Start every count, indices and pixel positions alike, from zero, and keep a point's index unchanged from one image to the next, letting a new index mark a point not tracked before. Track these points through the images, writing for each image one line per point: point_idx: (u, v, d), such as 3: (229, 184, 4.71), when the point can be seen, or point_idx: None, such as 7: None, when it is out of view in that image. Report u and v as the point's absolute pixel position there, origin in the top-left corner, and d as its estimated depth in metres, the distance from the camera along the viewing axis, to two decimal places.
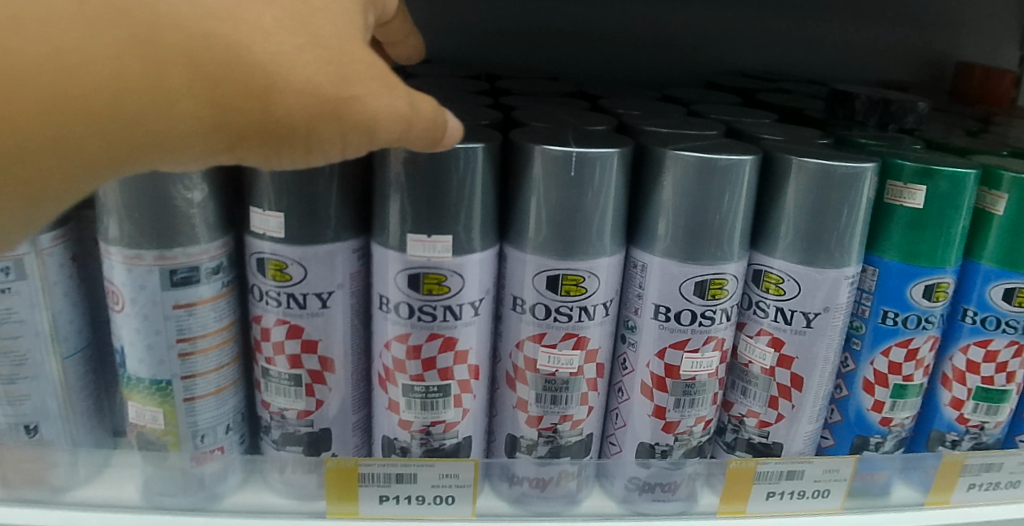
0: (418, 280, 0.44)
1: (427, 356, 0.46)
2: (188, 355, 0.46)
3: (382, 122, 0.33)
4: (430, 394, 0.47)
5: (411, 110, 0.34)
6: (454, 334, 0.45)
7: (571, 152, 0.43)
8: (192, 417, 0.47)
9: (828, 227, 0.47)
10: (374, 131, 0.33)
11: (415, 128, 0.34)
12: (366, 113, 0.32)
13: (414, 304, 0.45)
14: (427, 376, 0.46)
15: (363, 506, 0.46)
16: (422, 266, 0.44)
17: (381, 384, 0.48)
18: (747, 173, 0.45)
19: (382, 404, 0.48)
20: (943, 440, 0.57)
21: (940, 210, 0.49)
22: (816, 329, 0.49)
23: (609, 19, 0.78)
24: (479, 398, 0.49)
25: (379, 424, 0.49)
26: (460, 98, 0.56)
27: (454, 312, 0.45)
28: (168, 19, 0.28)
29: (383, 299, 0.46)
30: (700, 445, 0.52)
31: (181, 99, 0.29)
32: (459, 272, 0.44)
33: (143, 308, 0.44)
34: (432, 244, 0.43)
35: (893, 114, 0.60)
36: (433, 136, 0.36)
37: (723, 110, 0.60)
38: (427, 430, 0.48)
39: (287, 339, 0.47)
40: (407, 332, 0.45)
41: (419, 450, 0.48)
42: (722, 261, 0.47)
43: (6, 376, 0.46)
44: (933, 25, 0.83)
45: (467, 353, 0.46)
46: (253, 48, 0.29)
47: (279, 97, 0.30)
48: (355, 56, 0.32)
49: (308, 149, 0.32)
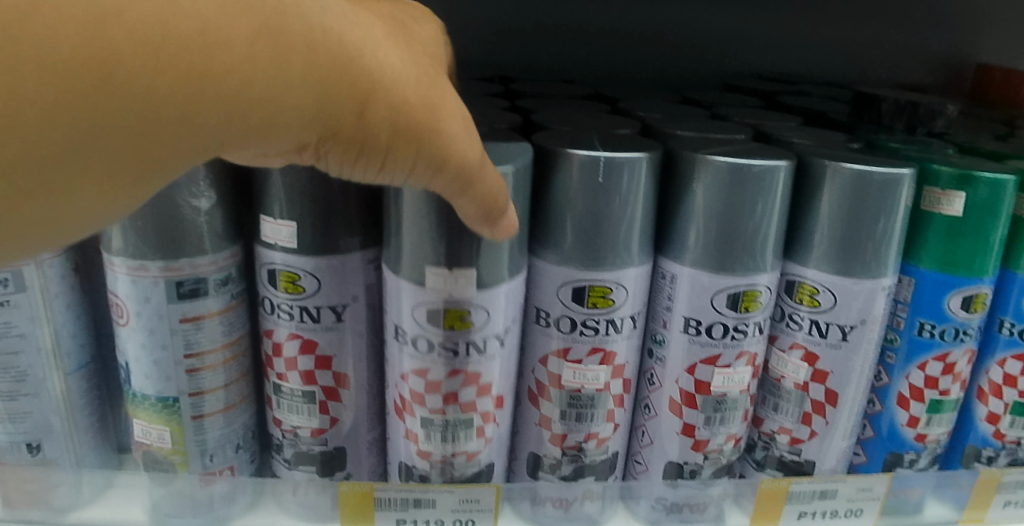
0: (438, 316, 0.41)
1: (446, 392, 0.43)
2: (197, 371, 0.43)
3: (451, 166, 0.32)
4: (450, 426, 0.44)
5: (482, 166, 0.33)
6: (476, 369, 0.43)
7: (599, 157, 0.41)
8: (201, 435, 0.45)
9: (866, 235, 0.45)
10: (439, 171, 0.33)
11: (483, 189, 0.34)
12: (439, 150, 0.32)
13: (435, 340, 0.42)
14: (447, 409, 0.44)
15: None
16: (443, 304, 0.41)
17: (398, 413, 0.45)
18: (783, 178, 0.43)
19: (399, 432, 0.46)
20: (978, 456, 0.55)
21: (980, 217, 0.47)
22: (852, 342, 0.47)
23: (625, 19, 0.76)
24: (502, 426, 0.46)
25: (394, 449, 0.47)
26: (477, 101, 0.54)
27: (478, 347, 0.42)
28: (301, 6, 0.27)
29: (399, 330, 0.43)
30: (730, 464, 0.50)
31: (295, 88, 0.28)
32: (485, 310, 0.41)
33: (149, 322, 0.42)
34: (454, 278, 0.40)
35: (921, 118, 0.57)
36: (497, 203, 0.35)
37: (747, 113, 0.58)
38: (447, 461, 0.45)
39: (300, 355, 0.45)
40: (425, 367, 0.43)
41: (438, 479, 0.46)
42: (755, 272, 0.44)
43: (7, 392, 0.45)
44: (954, 26, 0.81)
45: (490, 386, 0.44)
46: (364, 59, 0.29)
47: (380, 111, 0.29)
48: (444, 92, 0.32)
49: (376, 162, 0.31)
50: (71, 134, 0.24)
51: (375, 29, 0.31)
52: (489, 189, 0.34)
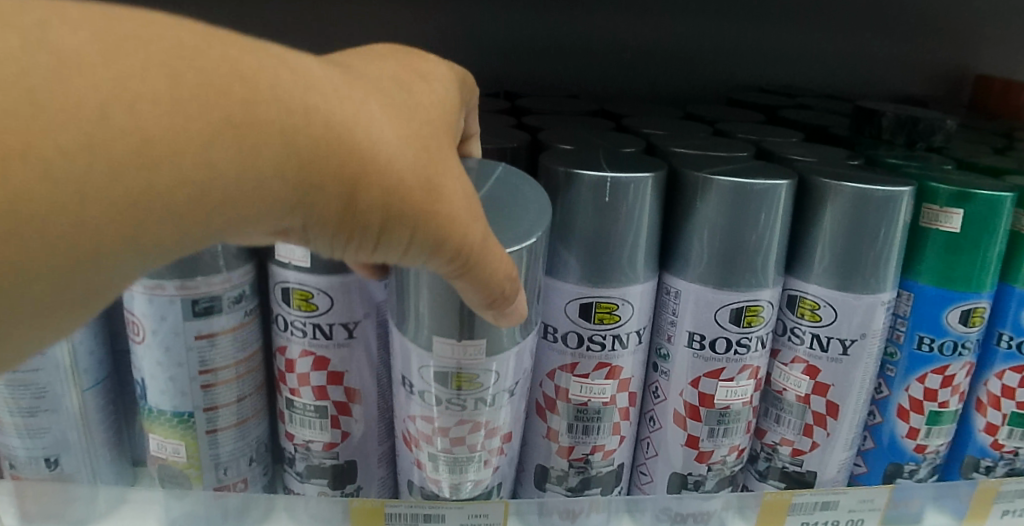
0: (445, 378, 0.41)
1: (450, 436, 0.43)
2: (211, 386, 0.44)
3: (447, 249, 0.31)
4: (459, 460, 0.44)
5: (483, 248, 0.32)
6: (485, 417, 0.42)
7: (606, 178, 0.42)
8: (215, 449, 0.46)
9: (865, 252, 0.46)
10: (435, 254, 0.31)
11: (484, 274, 0.33)
12: (433, 235, 0.30)
13: (442, 395, 0.41)
14: (451, 450, 0.43)
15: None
16: (451, 369, 0.40)
17: (407, 444, 0.45)
18: (784, 196, 0.44)
19: (408, 460, 0.46)
20: (977, 466, 0.56)
21: (978, 234, 0.48)
22: (852, 356, 0.48)
23: (628, 33, 0.77)
24: (510, 454, 0.47)
25: (403, 469, 0.47)
26: (485, 119, 0.55)
27: (487, 401, 0.42)
28: (284, 85, 0.26)
29: (406, 381, 0.42)
30: (732, 475, 0.51)
31: (276, 178, 0.26)
32: (495, 367, 0.41)
33: (165, 339, 0.43)
34: (464, 347, 0.39)
35: (921, 133, 0.59)
36: (501, 285, 0.34)
37: (749, 129, 0.59)
38: (455, 486, 0.45)
39: (313, 371, 0.46)
40: (433, 416, 0.42)
41: (446, 495, 0.45)
42: (757, 288, 0.45)
43: (27, 408, 0.46)
44: (954, 35, 0.82)
45: (499, 429, 0.44)
46: (354, 140, 0.27)
47: (372, 194, 0.28)
48: (443, 166, 0.30)
49: (367, 242, 0.30)
50: (35, 314, 0.24)
51: (371, 102, 0.29)
52: (491, 273, 0.33)
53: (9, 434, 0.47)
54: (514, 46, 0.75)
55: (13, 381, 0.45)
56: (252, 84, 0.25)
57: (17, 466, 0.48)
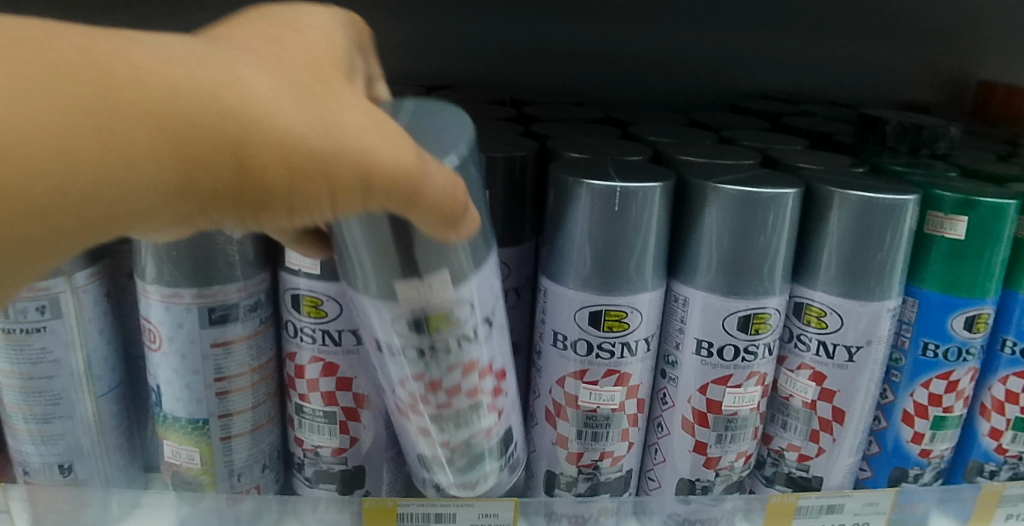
0: (419, 325, 0.36)
1: (445, 386, 0.39)
2: (225, 393, 0.45)
3: (377, 192, 0.28)
4: (462, 414, 0.40)
5: (416, 177, 0.28)
6: (473, 357, 0.39)
7: (615, 187, 0.43)
8: (228, 456, 0.47)
9: (871, 261, 0.46)
10: (367, 201, 0.29)
11: (427, 206, 0.29)
12: (350, 179, 0.28)
13: (425, 344, 0.37)
14: (450, 401, 0.39)
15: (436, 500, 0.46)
16: (424, 308, 0.36)
17: (403, 415, 0.41)
18: (791, 205, 0.45)
19: (410, 432, 0.42)
20: (981, 470, 0.56)
21: (982, 240, 0.48)
22: (858, 363, 0.49)
23: (633, 40, 0.77)
24: (508, 392, 0.43)
25: (404, 437, 0.43)
26: (493, 126, 0.55)
27: (469, 338, 0.38)
28: (134, 63, 0.25)
29: (380, 343, 0.38)
30: (740, 480, 0.52)
31: (152, 161, 0.25)
32: (467, 297, 0.37)
33: (181, 347, 0.44)
34: (427, 285, 0.35)
35: (925, 140, 0.59)
36: (454, 212, 0.31)
37: (753, 136, 0.60)
38: (467, 444, 0.41)
39: (323, 377, 0.46)
40: (421, 372, 0.38)
41: (462, 462, 0.42)
42: (764, 296, 0.46)
43: (41, 414, 0.47)
44: (956, 42, 0.82)
45: (488, 366, 0.40)
46: (221, 96, 0.26)
47: (266, 149, 0.26)
48: (339, 103, 0.28)
49: (296, 216, 0.29)
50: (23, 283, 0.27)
51: (238, 61, 0.27)
52: (435, 201, 0.29)
53: (23, 441, 0.48)
54: (520, 53, 0.76)
55: (27, 388, 0.46)
56: (100, 68, 0.24)
57: (30, 472, 0.49)
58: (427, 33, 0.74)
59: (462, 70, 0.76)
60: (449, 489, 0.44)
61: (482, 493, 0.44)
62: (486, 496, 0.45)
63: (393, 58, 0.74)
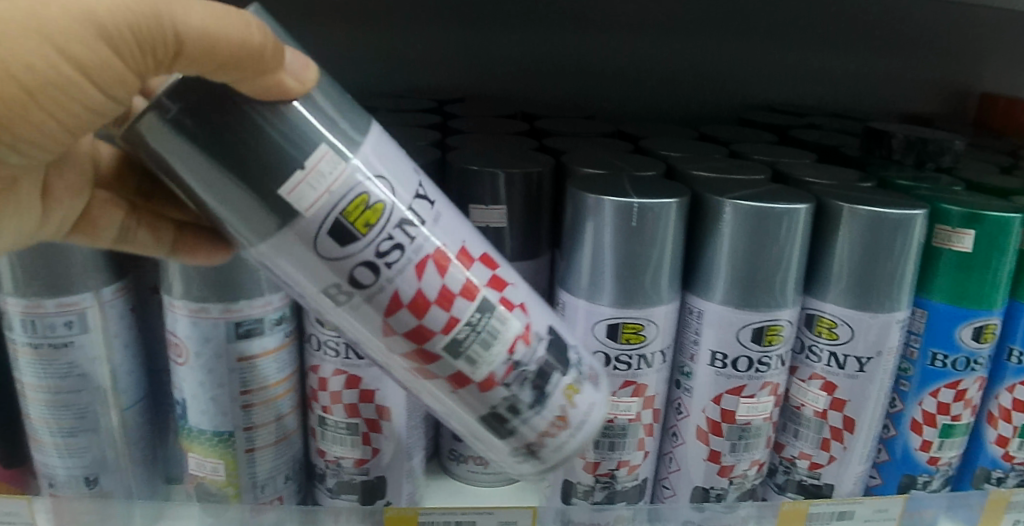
0: (345, 228, 0.33)
1: (431, 298, 0.35)
2: (251, 406, 0.46)
3: (135, 53, 0.29)
4: (477, 322, 0.36)
5: (166, 22, 0.29)
6: (432, 248, 0.35)
7: (633, 203, 0.44)
8: (253, 467, 0.48)
9: (880, 274, 0.47)
10: (129, 66, 0.29)
11: (197, 53, 0.29)
12: (87, 45, 0.28)
13: (376, 251, 0.33)
14: (453, 313, 0.35)
15: (529, 479, 0.41)
16: (339, 199, 0.32)
17: (424, 375, 0.37)
18: (803, 220, 0.46)
19: (447, 393, 0.37)
20: (989, 477, 0.57)
21: (988, 253, 0.49)
22: (869, 373, 0.50)
23: (641, 54, 0.79)
24: (521, 288, 0.38)
25: (455, 416, 0.38)
26: (508, 141, 0.56)
27: (411, 220, 0.34)
28: None
29: (334, 291, 0.34)
30: (753, 488, 0.53)
31: None
32: (375, 173, 0.33)
33: (208, 361, 0.45)
34: (315, 172, 0.32)
35: (931, 153, 0.60)
36: (259, 58, 0.30)
37: (763, 150, 0.61)
38: (515, 363, 0.37)
39: (345, 389, 0.48)
40: (393, 292, 0.34)
41: (529, 392, 0.37)
42: (777, 308, 0.47)
43: (67, 428, 0.47)
44: (958, 55, 0.84)
45: (462, 250, 0.36)
46: None
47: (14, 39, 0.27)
48: None
49: (76, 112, 0.29)
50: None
51: None
52: (212, 43, 0.29)
53: (49, 454, 0.48)
54: (531, 67, 0.77)
55: (54, 402, 0.47)
56: None
57: (55, 485, 0.49)
58: (440, 48, 0.75)
59: (474, 84, 0.77)
60: (537, 446, 0.38)
61: (575, 427, 0.39)
62: (585, 423, 0.39)
63: (406, 72, 0.75)
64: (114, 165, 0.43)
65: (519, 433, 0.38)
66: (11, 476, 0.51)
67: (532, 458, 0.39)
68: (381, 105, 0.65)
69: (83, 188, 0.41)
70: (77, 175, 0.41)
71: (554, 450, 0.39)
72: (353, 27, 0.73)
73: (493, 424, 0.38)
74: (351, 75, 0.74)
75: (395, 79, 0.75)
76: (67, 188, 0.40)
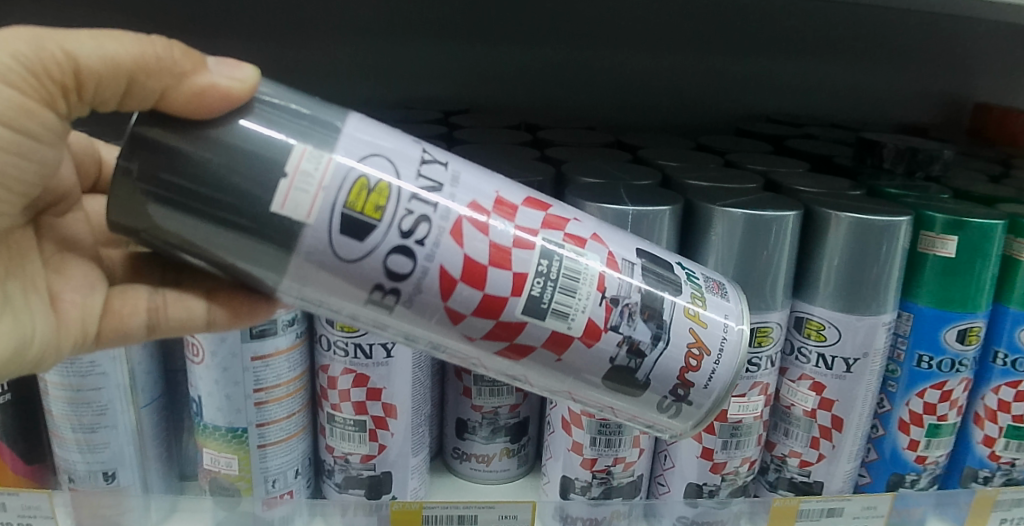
0: (358, 221, 0.31)
1: (482, 263, 0.33)
2: (263, 404, 0.49)
3: (32, 81, 0.31)
4: (547, 272, 0.34)
5: (53, 46, 0.31)
6: (461, 210, 0.33)
7: (628, 210, 0.46)
8: (265, 462, 0.50)
9: (866, 277, 0.49)
10: (32, 97, 0.31)
11: (98, 70, 0.31)
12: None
13: (400, 232, 0.32)
14: (515, 270, 0.33)
15: (690, 431, 0.40)
16: (336, 192, 0.31)
17: (520, 351, 0.35)
18: (791, 225, 0.48)
19: (552, 362, 0.36)
20: (976, 477, 0.59)
21: (971, 258, 0.51)
22: (856, 374, 0.52)
23: (642, 66, 0.81)
24: (587, 222, 0.37)
25: (582, 388, 0.37)
26: (510, 151, 0.58)
27: (427, 186, 0.32)
28: None
29: (381, 293, 0.33)
30: (745, 484, 0.55)
31: None
32: (363, 155, 0.32)
33: (223, 360, 0.47)
34: (300, 177, 0.31)
35: (920, 162, 0.62)
36: (167, 63, 0.32)
37: (757, 159, 0.63)
38: (617, 299, 0.35)
39: (353, 387, 0.50)
40: (441, 267, 0.32)
41: (646, 332, 0.36)
42: (767, 311, 0.50)
43: (87, 424, 0.49)
44: (951, 68, 0.86)
45: (498, 203, 0.34)
46: None
47: None
48: None
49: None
50: None
51: None
52: (113, 59, 0.31)
53: (69, 450, 0.50)
54: (534, 79, 0.79)
55: (75, 399, 0.48)
56: None
57: (75, 480, 0.51)
58: (445, 60, 0.77)
59: (477, 96, 0.79)
60: (684, 386, 0.37)
61: (715, 352, 0.37)
62: (724, 348, 0.38)
63: (412, 81, 0.77)
64: (129, 269, 0.42)
65: (656, 379, 0.37)
66: (31, 472, 0.52)
67: (684, 403, 0.38)
68: (387, 115, 0.67)
69: (94, 285, 0.40)
70: (83, 274, 0.40)
71: (706, 379, 0.37)
72: (359, 39, 0.75)
73: (622, 376, 0.36)
74: (357, 86, 0.76)
75: (401, 90, 0.77)
76: (78, 287, 0.39)
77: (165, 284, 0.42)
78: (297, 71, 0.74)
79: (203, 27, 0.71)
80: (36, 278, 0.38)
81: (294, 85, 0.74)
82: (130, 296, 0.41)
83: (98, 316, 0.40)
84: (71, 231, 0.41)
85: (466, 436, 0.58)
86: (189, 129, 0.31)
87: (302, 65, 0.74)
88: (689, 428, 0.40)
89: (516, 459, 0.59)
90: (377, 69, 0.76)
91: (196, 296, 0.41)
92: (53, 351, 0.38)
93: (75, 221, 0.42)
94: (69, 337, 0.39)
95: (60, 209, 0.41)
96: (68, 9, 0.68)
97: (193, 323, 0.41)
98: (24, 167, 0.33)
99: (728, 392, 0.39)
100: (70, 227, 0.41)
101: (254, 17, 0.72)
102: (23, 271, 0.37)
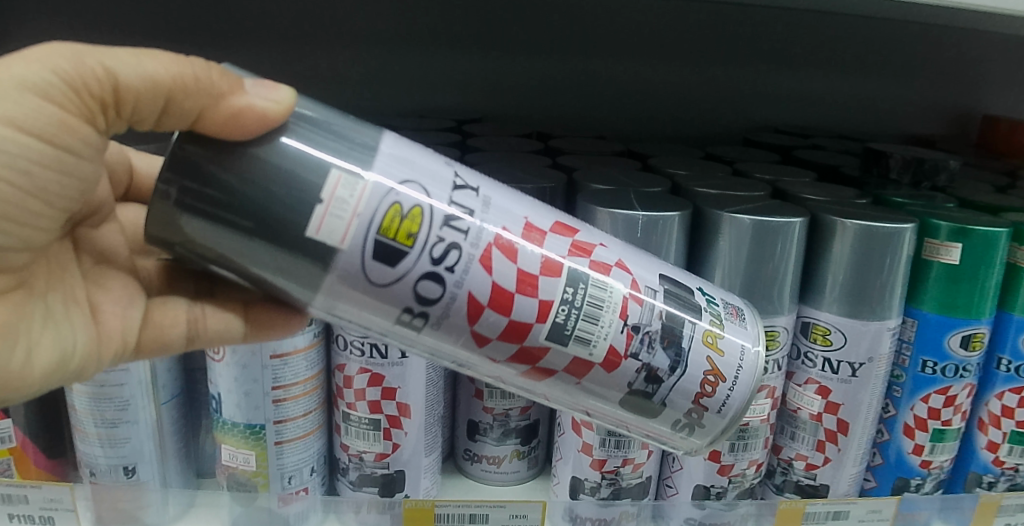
0: (391, 248, 0.32)
1: (509, 290, 0.34)
2: (281, 401, 0.50)
3: (71, 96, 0.32)
4: (573, 301, 0.35)
5: (93, 63, 0.32)
6: (491, 234, 0.34)
7: (639, 216, 0.47)
8: (281, 458, 0.52)
9: (872, 285, 0.50)
10: (71, 112, 0.32)
11: (137, 88, 0.33)
12: (17, 101, 0.31)
13: (431, 259, 0.33)
14: (542, 297, 0.35)
15: (705, 449, 0.41)
16: (371, 216, 0.32)
17: (541, 372, 0.37)
18: (798, 232, 0.49)
19: (570, 383, 0.37)
20: (980, 482, 0.60)
21: (974, 265, 0.52)
22: (861, 377, 0.53)
23: (652, 77, 0.82)
24: (613, 247, 0.38)
25: (600, 407, 0.38)
26: (524, 158, 0.60)
27: (460, 212, 0.34)
28: None
29: (410, 314, 0.34)
30: (751, 487, 0.56)
31: None
32: (402, 178, 0.33)
33: (243, 359, 0.49)
34: (336, 200, 0.32)
35: (927, 172, 0.63)
36: (206, 84, 0.33)
37: (764, 168, 0.64)
38: (638, 325, 0.36)
39: (368, 385, 0.51)
40: (469, 294, 0.34)
41: (666, 359, 0.37)
42: (773, 315, 0.51)
43: (109, 420, 0.50)
44: (961, 80, 0.87)
45: (528, 229, 0.36)
46: None
47: None
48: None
49: (26, 168, 0.32)
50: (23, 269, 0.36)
51: None
52: (153, 78, 0.33)
53: (91, 444, 0.51)
54: (546, 89, 0.81)
55: (98, 395, 0.50)
56: None
57: (97, 474, 0.52)
58: (460, 69, 0.78)
59: (490, 105, 0.80)
60: (698, 411, 0.39)
61: (731, 378, 0.39)
62: (742, 371, 0.39)
63: (427, 90, 0.79)
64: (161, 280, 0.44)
65: (674, 401, 0.38)
66: (52, 466, 0.54)
67: (698, 424, 0.39)
68: (403, 124, 0.69)
69: (134, 297, 0.42)
70: (122, 287, 0.42)
71: (722, 404, 0.39)
72: (375, 50, 0.76)
73: (639, 401, 0.38)
74: (372, 95, 0.78)
75: (415, 99, 0.79)
76: (117, 298, 0.41)
77: (201, 296, 0.44)
78: (313, 79, 0.76)
79: (222, 37, 0.73)
80: (76, 291, 0.40)
81: (310, 92, 0.76)
82: (168, 308, 0.42)
83: (138, 326, 0.42)
84: (106, 242, 0.43)
85: (477, 437, 0.59)
86: (223, 144, 0.32)
87: (319, 73, 0.76)
88: (704, 446, 0.41)
89: (527, 461, 0.60)
90: (392, 79, 0.78)
91: (234, 312, 0.44)
92: (94, 361, 0.40)
93: (110, 232, 0.43)
94: (109, 348, 0.40)
95: (96, 220, 0.42)
96: (92, 20, 0.70)
97: (229, 335, 0.44)
98: (65, 185, 0.34)
99: (746, 409, 0.40)
100: (104, 238, 0.43)
101: (274, 29, 0.74)
102: (63, 285, 0.39)
